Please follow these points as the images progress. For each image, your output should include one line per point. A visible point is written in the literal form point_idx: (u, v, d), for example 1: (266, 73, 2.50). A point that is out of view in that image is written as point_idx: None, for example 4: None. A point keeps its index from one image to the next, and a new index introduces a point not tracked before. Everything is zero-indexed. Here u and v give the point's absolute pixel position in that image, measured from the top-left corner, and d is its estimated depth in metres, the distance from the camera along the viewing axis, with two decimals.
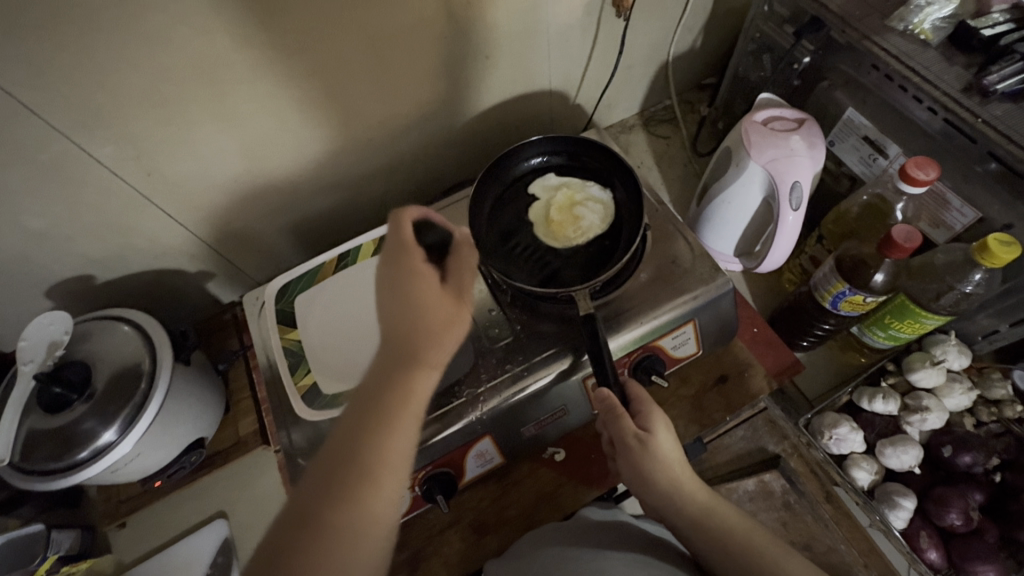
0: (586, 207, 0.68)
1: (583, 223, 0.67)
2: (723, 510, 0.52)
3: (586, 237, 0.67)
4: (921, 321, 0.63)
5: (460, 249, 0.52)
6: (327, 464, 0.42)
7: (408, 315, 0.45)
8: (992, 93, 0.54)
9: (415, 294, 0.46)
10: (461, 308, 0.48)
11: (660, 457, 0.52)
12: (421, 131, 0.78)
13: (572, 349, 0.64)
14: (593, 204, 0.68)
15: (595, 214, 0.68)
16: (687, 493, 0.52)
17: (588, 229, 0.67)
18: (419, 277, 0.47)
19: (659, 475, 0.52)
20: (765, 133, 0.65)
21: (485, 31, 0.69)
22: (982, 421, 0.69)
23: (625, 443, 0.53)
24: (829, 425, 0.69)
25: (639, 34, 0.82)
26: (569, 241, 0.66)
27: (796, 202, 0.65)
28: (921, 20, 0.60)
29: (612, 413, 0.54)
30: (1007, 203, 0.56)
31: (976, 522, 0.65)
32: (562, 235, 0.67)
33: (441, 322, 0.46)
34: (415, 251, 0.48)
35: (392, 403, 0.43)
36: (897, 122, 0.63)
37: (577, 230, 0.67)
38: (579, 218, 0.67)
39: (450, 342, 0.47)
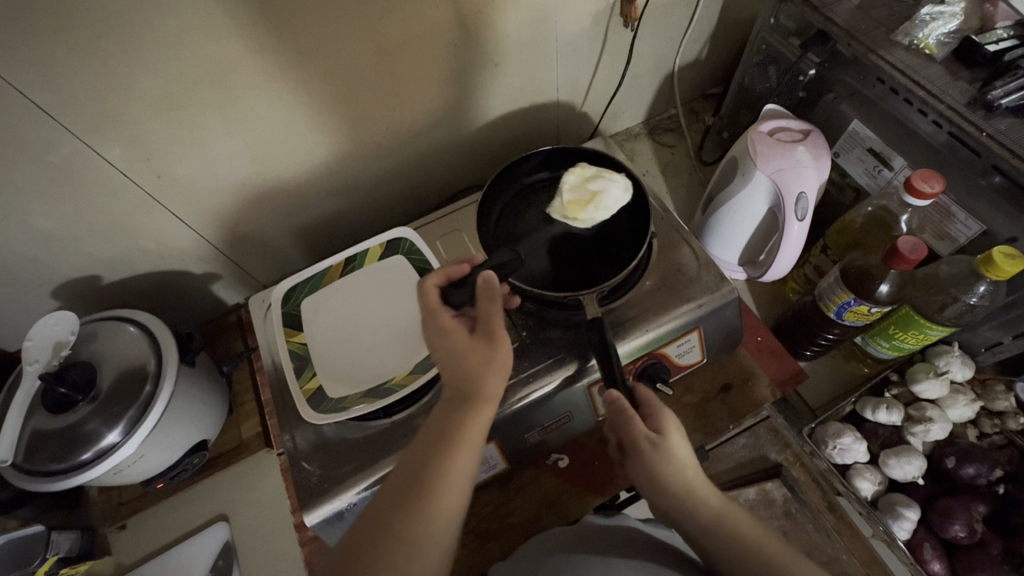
0: (602, 181, 0.66)
1: (601, 198, 0.64)
2: (735, 516, 0.50)
3: (609, 211, 0.65)
4: (926, 332, 0.63)
5: (484, 294, 0.52)
6: (393, 492, 0.47)
7: (453, 365, 0.50)
8: (996, 108, 0.55)
9: (450, 346, 0.51)
10: (495, 349, 0.50)
11: (673, 460, 0.51)
12: (429, 137, 0.78)
13: (578, 356, 0.64)
14: (608, 176, 0.66)
15: (614, 186, 0.65)
16: (699, 499, 0.51)
17: (610, 201, 0.65)
18: (448, 332, 0.52)
19: (673, 480, 0.51)
20: (770, 143, 0.66)
21: (494, 39, 0.69)
22: (984, 433, 0.70)
23: (637, 447, 0.52)
24: (832, 435, 0.69)
25: (645, 44, 0.83)
26: (591, 219, 0.65)
27: (802, 212, 0.65)
28: (927, 35, 0.61)
29: (621, 415, 0.54)
30: (1010, 215, 0.56)
31: (980, 534, 0.65)
32: (582, 215, 0.65)
33: (479, 363, 0.49)
34: (441, 311, 0.53)
35: (450, 436, 0.47)
36: (900, 135, 0.64)
37: (598, 206, 0.64)
38: (594, 193, 0.65)
39: (494, 385, 0.49)
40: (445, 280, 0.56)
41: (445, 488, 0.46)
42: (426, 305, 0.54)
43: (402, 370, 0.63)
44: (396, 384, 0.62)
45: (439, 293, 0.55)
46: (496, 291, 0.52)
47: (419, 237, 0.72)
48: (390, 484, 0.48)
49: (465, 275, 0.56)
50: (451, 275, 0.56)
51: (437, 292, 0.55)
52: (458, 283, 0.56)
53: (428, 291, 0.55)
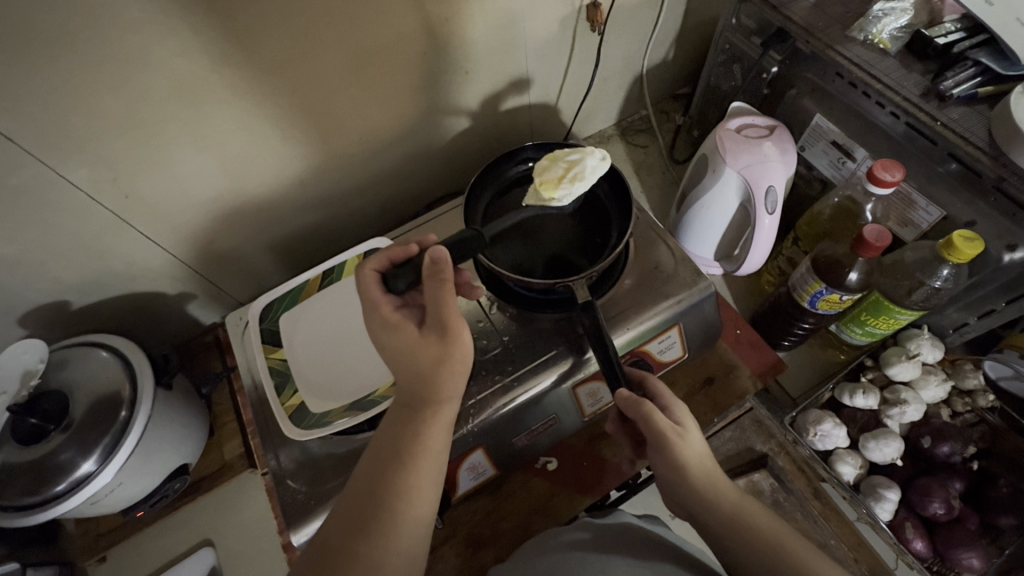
0: (572, 154, 0.64)
1: (575, 172, 0.63)
2: (752, 508, 0.49)
3: (586, 185, 0.63)
4: (895, 316, 0.65)
5: (434, 279, 0.47)
6: (353, 507, 0.46)
7: (405, 362, 0.48)
8: (948, 98, 0.57)
9: (399, 343, 0.48)
10: (450, 346, 0.47)
11: (694, 450, 0.50)
12: (403, 145, 0.78)
13: (573, 351, 0.65)
14: (580, 151, 0.64)
15: (588, 158, 0.64)
16: (720, 489, 0.49)
17: (589, 169, 0.63)
18: (390, 325, 0.48)
19: (694, 469, 0.50)
20: (739, 140, 0.67)
21: (463, 47, 0.70)
22: (957, 411, 0.71)
23: (661, 433, 0.51)
24: (813, 422, 0.70)
25: (614, 46, 0.84)
26: (570, 192, 0.63)
27: (771, 206, 0.67)
28: (880, 30, 0.63)
29: (638, 409, 0.52)
30: (963, 200, 0.58)
31: (957, 510, 0.66)
32: (558, 192, 0.63)
33: (435, 362, 0.47)
34: (383, 302, 0.50)
35: (410, 445, 0.46)
36: (861, 127, 0.65)
37: (574, 181, 0.63)
38: (568, 169, 0.63)
39: (453, 385, 0.48)
40: (387, 264, 0.53)
41: (408, 502, 0.45)
42: (369, 293, 0.50)
43: (384, 382, 0.63)
44: (379, 396, 0.62)
45: (381, 278, 0.52)
46: (444, 274, 0.47)
47: None
48: (349, 497, 0.46)
49: (410, 257, 0.53)
50: (394, 257, 0.54)
51: (377, 278, 0.52)
52: (402, 265, 0.52)
53: (368, 278, 0.51)
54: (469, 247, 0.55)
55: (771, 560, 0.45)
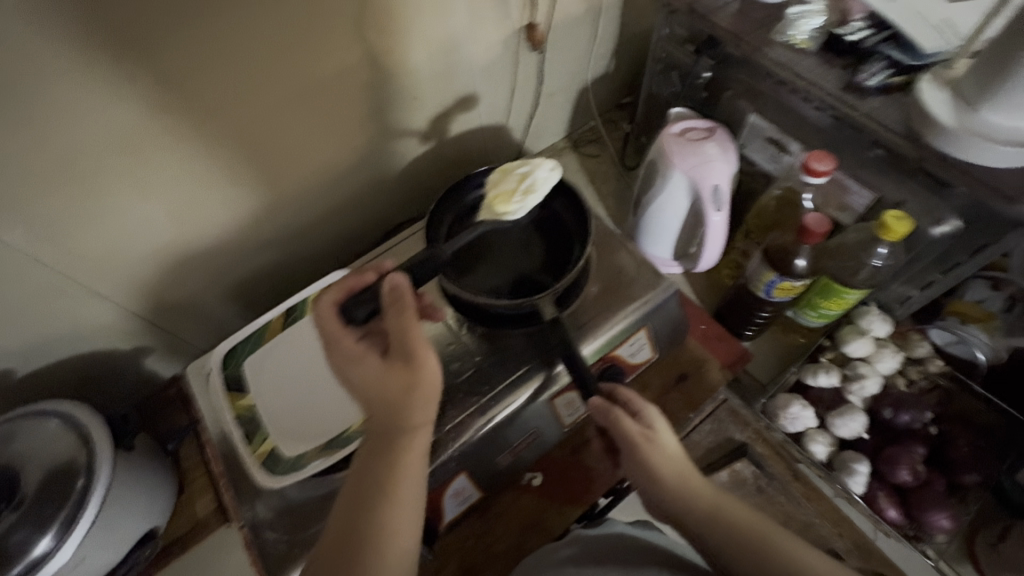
0: (522, 167, 0.65)
1: (523, 183, 0.64)
2: (731, 505, 0.49)
3: (537, 196, 0.65)
4: (844, 297, 0.68)
5: (395, 305, 0.47)
6: (335, 552, 0.44)
7: (371, 393, 0.47)
8: (866, 89, 0.61)
9: (364, 374, 0.47)
10: (417, 371, 0.46)
11: (666, 451, 0.53)
12: (357, 176, 0.78)
13: (546, 363, 0.65)
14: (530, 162, 0.66)
15: (538, 170, 0.65)
16: (696, 488, 0.51)
17: (539, 181, 0.64)
18: (354, 356, 0.48)
19: (667, 470, 0.52)
20: (684, 143, 0.70)
21: (407, 75, 0.70)
22: (912, 380, 0.74)
23: (630, 438, 0.54)
24: (782, 406, 0.73)
25: (556, 63, 0.87)
26: (523, 204, 0.64)
27: (720, 204, 0.70)
28: (796, 33, 0.67)
29: (608, 417, 0.55)
30: (894, 181, 0.62)
31: (924, 475, 0.69)
32: (511, 206, 0.65)
33: (402, 389, 0.46)
34: (343, 334, 0.49)
35: (387, 480, 0.45)
36: (794, 121, 0.69)
37: (526, 194, 0.64)
38: (518, 182, 0.65)
39: (425, 412, 0.47)
40: (345, 294, 0.53)
41: (390, 540, 0.44)
42: (332, 331, 0.50)
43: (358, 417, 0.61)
44: (354, 432, 0.61)
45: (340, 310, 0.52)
46: (404, 300, 0.47)
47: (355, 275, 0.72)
48: (330, 541, 0.45)
49: (368, 286, 0.53)
50: (352, 287, 0.53)
51: (336, 310, 0.51)
52: (360, 295, 0.52)
53: (326, 311, 0.51)
54: (426, 267, 0.57)
55: (759, 552, 0.45)
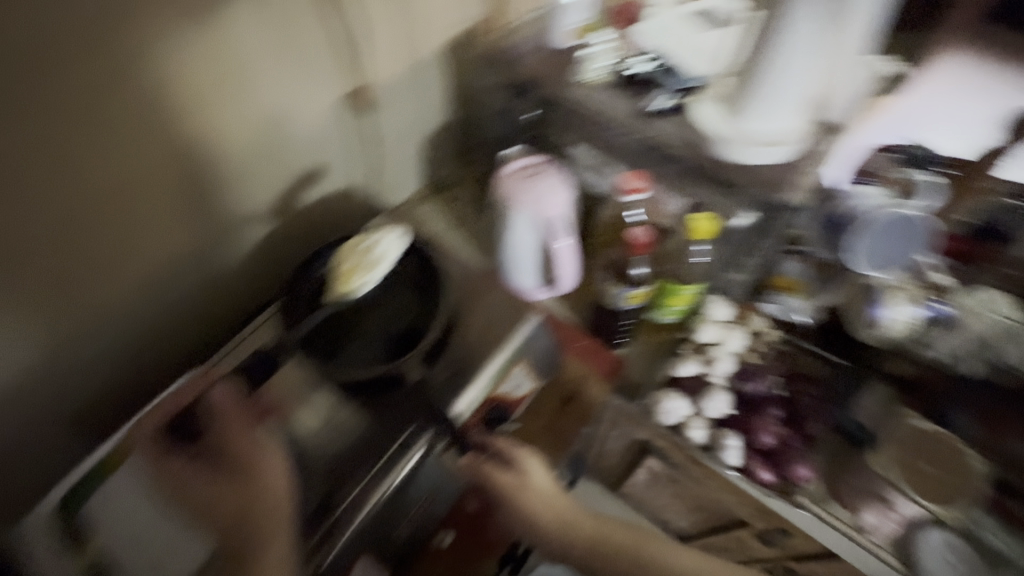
0: (366, 244, 0.68)
1: (371, 254, 0.67)
2: (578, 517, 0.66)
3: (382, 269, 0.67)
4: (684, 291, 0.77)
5: (223, 421, 0.61)
6: None
7: (218, 503, 0.58)
8: (656, 112, 0.69)
9: (210, 491, 0.58)
10: (255, 477, 0.58)
11: (538, 490, 0.65)
12: (192, 268, 0.73)
13: (427, 423, 0.63)
14: (372, 238, 0.69)
15: (380, 244, 0.68)
16: (558, 509, 0.65)
17: (382, 254, 0.67)
18: (194, 478, 0.59)
19: (539, 506, 0.64)
20: (519, 180, 0.75)
21: (226, 158, 0.68)
22: (758, 350, 0.80)
23: (506, 490, 0.64)
24: (657, 402, 0.76)
25: (393, 121, 0.88)
26: (367, 279, 0.66)
27: (563, 231, 0.77)
28: (589, 75, 0.75)
29: (480, 469, 0.65)
30: (699, 187, 0.71)
31: (782, 433, 0.73)
32: (356, 281, 0.66)
33: (245, 493, 0.58)
34: (180, 462, 0.59)
35: None
36: (611, 147, 0.76)
37: (370, 268, 0.66)
38: (363, 255, 0.67)
39: (277, 520, 0.57)
40: (162, 417, 0.62)
41: None
42: (154, 468, 0.59)
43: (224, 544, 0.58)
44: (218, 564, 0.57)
45: (161, 434, 0.60)
46: (229, 415, 0.61)
47: (187, 382, 0.64)
48: None
49: (180, 406, 0.62)
50: (167, 411, 0.62)
51: (158, 438, 0.60)
52: (178, 419, 0.61)
53: (149, 440, 0.60)
54: (257, 367, 0.64)
55: None
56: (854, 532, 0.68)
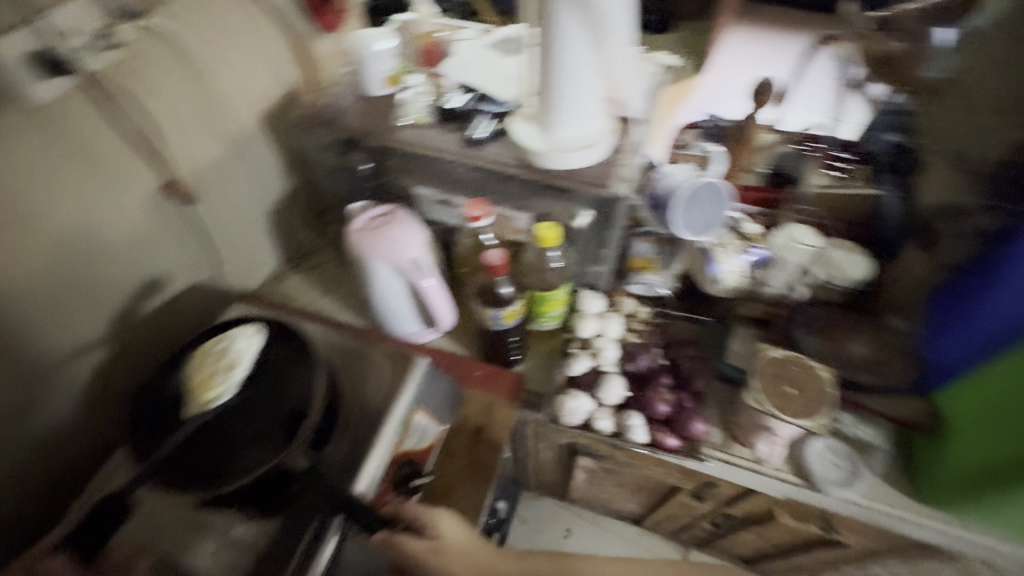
0: (223, 345, 0.62)
1: (231, 354, 0.61)
2: (490, 558, 0.68)
3: (246, 366, 0.60)
4: (554, 296, 0.79)
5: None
6: None
7: None
8: (480, 140, 0.73)
9: None
10: None
11: (453, 545, 0.65)
12: (19, 422, 0.64)
13: (339, 509, 0.58)
14: (228, 337, 0.63)
15: (237, 340, 0.62)
16: (474, 557, 0.66)
17: (242, 349, 0.61)
18: None
19: (456, 562, 0.64)
20: (369, 231, 0.74)
21: (31, 297, 0.61)
22: (636, 329, 0.84)
23: (422, 558, 0.62)
24: (562, 406, 0.79)
25: (228, 204, 0.84)
26: (229, 380, 0.59)
27: (427, 269, 0.77)
28: (413, 114, 0.78)
29: (393, 544, 0.61)
30: (539, 200, 0.75)
31: (676, 399, 0.79)
32: (217, 386, 0.59)
33: None
34: None
35: None
36: (450, 180, 0.78)
37: (231, 368, 0.60)
38: (218, 357, 0.61)
39: None
40: None
41: None
42: None
43: None
44: None
45: None
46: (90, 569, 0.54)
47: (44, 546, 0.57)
48: None
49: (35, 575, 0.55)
50: None
51: None
52: None
53: None
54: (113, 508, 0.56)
55: None
56: (752, 464, 0.77)
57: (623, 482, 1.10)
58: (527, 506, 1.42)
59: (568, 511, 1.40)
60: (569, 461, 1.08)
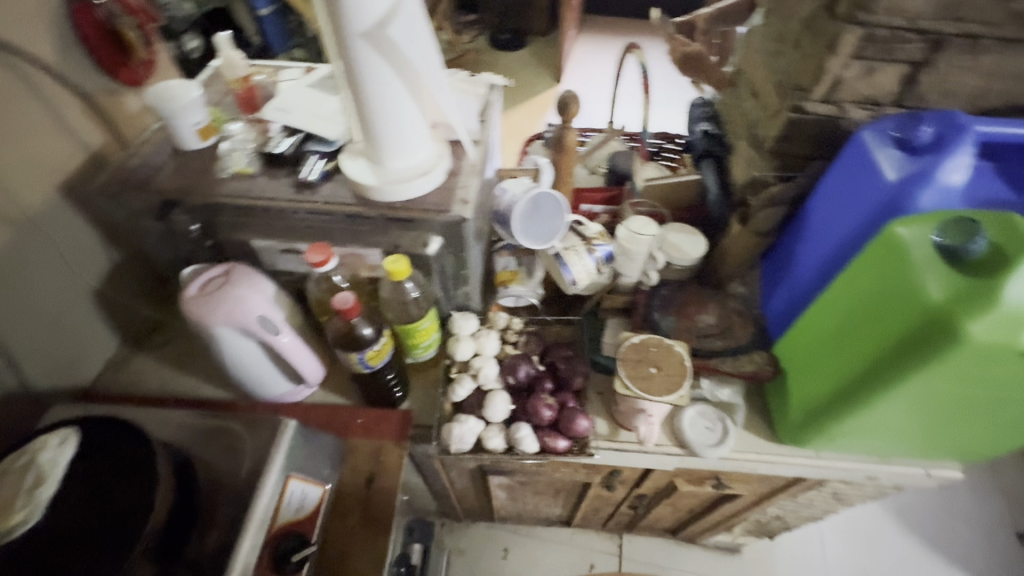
0: (23, 460, 0.53)
1: (34, 469, 0.52)
2: None
3: (58, 479, 0.53)
4: (421, 326, 0.79)
5: None
6: None
7: None
8: (312, 182, 0.73)
9: None
10: None
11: None
12: None
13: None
14: (30, 449, 0.54)
15: (43, 450, 0.54)
16: None
17: (51, 460, 0.53)
18: None
19: None
20: (203, 299, 0.68)
21: None
22: (513, 342, 0.85)
23: None
24: (449, 434, 0.78)
25: (33, 295, 0.74)
26: (35, 501, 0.51)
27: (278, 329, 0.72)
28: (236, 163, 0.76)
29: None
30: (383, 237, 0.74)
31: (559, 401, 0.81)
32: (20, 511, 0.50)
33: None
34: None
35: None
36: (288, 229, 0.76)
37: (37, 486, 0.52)
38: (21, 475, 0.52)
39: None
40: None
41: None
42: None
43: None
44: None
45: None
46: None
47: None
48: None
49: None
50: None
51: None
52: None
53: None
54: None
55: None
56: (638, 446, 0.81)
57: (540, 489, 1.11)
58: (458, 538, 1.38)
59: (500, 531, 1.38)
60: (483, 483, 1.07)
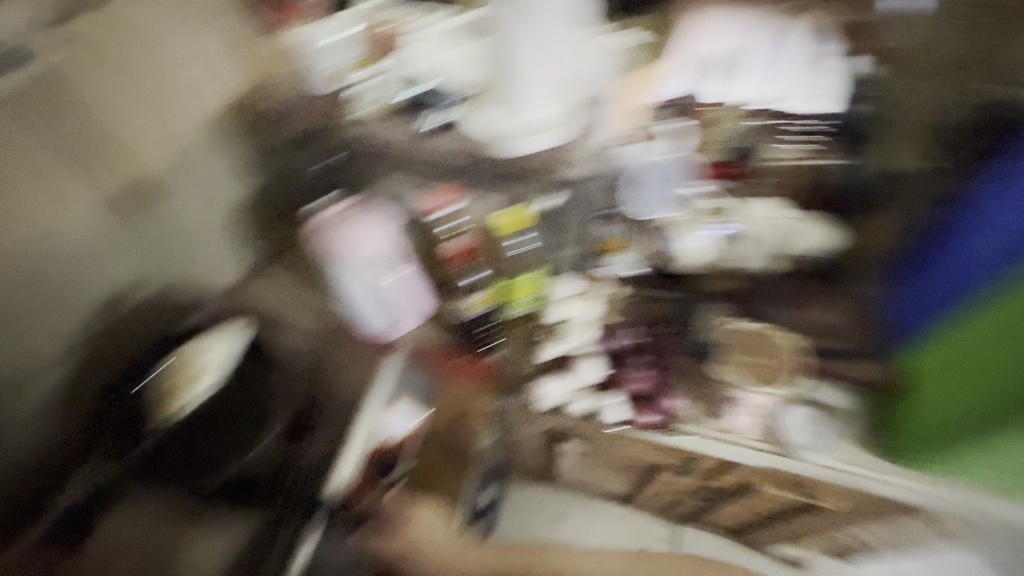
0: (193, 354, 0.68)
1: (200, 362, 0.67)
2: None
3: (216, 374, 0.68)
4: (518, 281, 0.85)
5: None
6: None
7: None
8: (431, 130, 0.78)
9: None
10: None
11: None
12: None
13: None
14: (198, 347, 0.70)
15: (207, 350, 0.69)
16: None
17: (213, 357, 0.69)
18: None
19: None
20: (331, 218, 0.78)
21: None
22: (609, 312, 0.86)
23: None
24: (536, 389, 0.83)
25: (182, 209, 0.87)
26: (198, 386, 0.65)
27: (388, 254, 0.80)
28: (361, 110, 0.81)
29: None
30: None
31: (653, 375, 0.81)
32: (187, 391, 0.65)
33: None
34: None
35: None
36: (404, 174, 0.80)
37: (201, 376, 0.67)
38: (189, 364, 0.67)
39: None
40: None
41: None
42: None
43: None
44: None
45: None
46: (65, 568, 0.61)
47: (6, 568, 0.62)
48: None
49: None
50: None
51: None
52: None
53: None
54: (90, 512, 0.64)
55: None
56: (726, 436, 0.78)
57: (613, 462, 1.11)
58: None
59: (565, 499, 1.32)
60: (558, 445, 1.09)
